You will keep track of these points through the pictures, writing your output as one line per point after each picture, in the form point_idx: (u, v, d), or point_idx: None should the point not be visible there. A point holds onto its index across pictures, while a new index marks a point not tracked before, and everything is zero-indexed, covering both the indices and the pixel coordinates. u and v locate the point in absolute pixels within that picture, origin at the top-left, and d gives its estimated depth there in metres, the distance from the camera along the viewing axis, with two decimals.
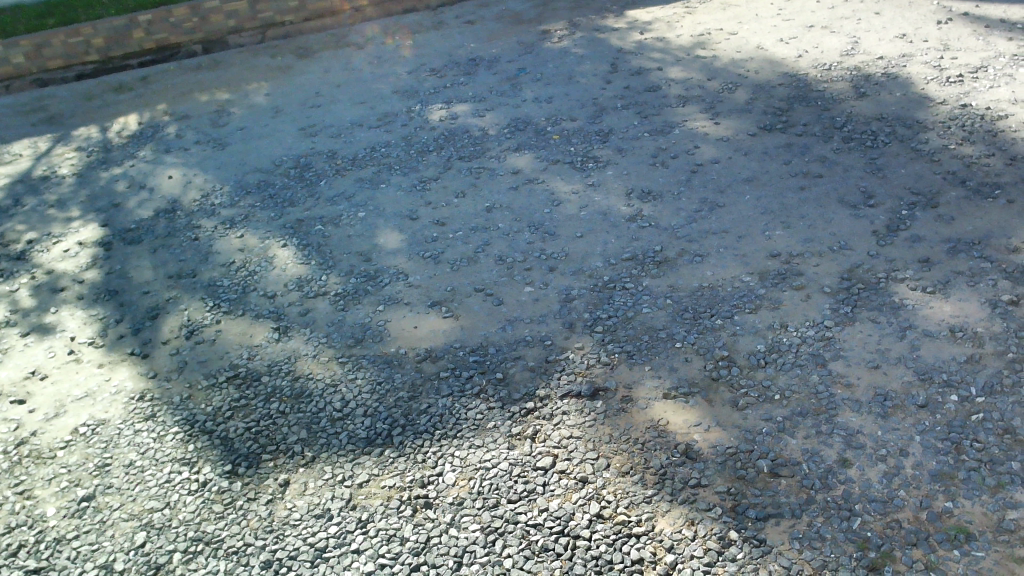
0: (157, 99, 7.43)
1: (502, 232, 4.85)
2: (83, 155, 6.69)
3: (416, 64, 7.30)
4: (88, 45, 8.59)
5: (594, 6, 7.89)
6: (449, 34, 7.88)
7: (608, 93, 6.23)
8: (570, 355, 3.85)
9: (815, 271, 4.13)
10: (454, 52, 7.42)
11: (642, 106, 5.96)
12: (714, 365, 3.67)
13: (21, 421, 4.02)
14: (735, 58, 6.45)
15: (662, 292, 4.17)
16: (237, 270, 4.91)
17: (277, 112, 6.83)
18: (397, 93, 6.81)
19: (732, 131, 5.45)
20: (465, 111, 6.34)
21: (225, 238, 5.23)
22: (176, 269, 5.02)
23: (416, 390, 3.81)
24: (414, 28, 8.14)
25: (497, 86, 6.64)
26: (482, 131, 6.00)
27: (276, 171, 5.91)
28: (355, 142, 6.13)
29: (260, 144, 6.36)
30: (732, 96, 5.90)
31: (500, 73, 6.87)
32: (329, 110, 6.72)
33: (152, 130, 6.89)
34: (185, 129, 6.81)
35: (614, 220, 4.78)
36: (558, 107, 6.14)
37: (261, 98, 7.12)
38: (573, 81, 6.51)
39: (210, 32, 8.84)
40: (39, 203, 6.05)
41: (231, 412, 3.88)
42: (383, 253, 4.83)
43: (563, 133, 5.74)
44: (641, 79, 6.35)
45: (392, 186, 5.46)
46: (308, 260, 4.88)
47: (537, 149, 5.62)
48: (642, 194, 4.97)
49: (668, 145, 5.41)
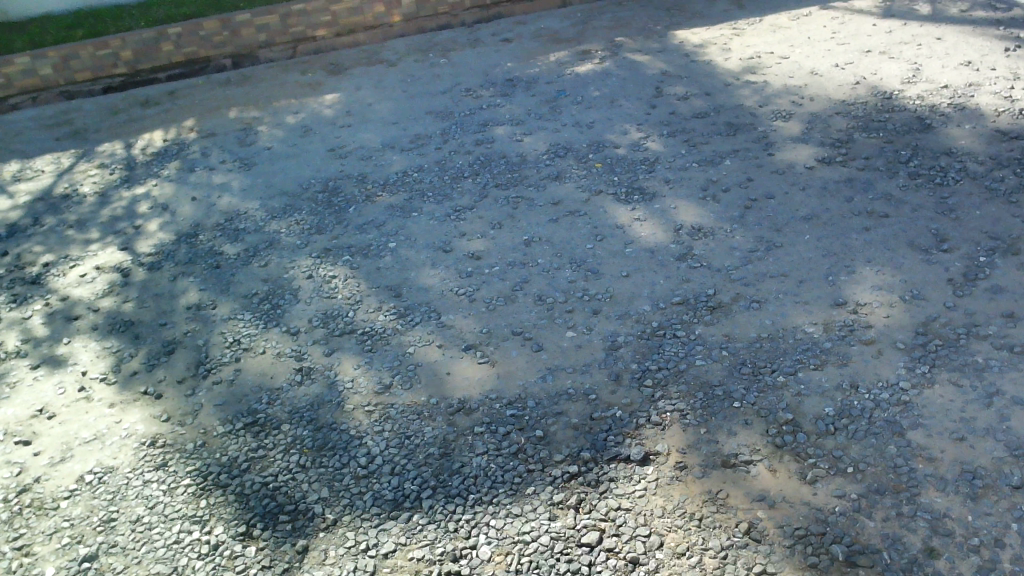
0: (183, 115, 7.21)
1: (542, 268, 4.54)
2: (106, 173, 6.48)
3: (451, 83, 7.03)
4: (116, 57, 8.48)
5: (636, 26, 7.58)
6: (486, 52, 7.60)
7: (653, 118, 5.92)
8: (618, 412, 3.53)
9: (886, 324, 3.77)
10: (491, 71, 7.14)
11: (690, 133, 5.64)
12: (778, 430, 3.32)
13: (25, 466, 3.77)
14: (788, 84, 6.12)
15: (717, 342, 3.83)
16: (260, 303, 4.63)
17: (306, 131, 6.58)
18: (431, 114, 6.54)
19: (787, 163, 5.11)
20: (502, 135, 6.06)
21: (248, 266, 4.96)
22: (196, 299, 4.75)
23: (448, 447, 3.49)
24: (449, 45, 7.88)
25: (535, 109, 6.35)
26: (520, 157, 5.70)
27: (304, 194, 5.65)
28: (386, 166, 5.86)
29: (288, 165, 6.10)
30: (786, 125, 5.56)
31: (539, 95, 6.58)
32: (360, 130, 6.46)
33: (177, 148, 6.67)
34: (211, 148, 6.57)
35: (662, 259, 4.46)
36: (600, 132, 5.84)
37: (290, 116, 6.88)
38: (615, 105, 6.20)
39: (239, 46, 8.65)
40: (58, 223, 5.84)
41: (247, 464, 3.59)
42: (414, 288, 4.53)
43: (606, 162, 5.44)
44: (688, 104, 6.04)
45: (424, 215, 5.17)
46: (335, 294, 4.59)
47: (578, 178, 5.31)
48: (692, 230, 4.64)
49: (719, 177, 5.08)
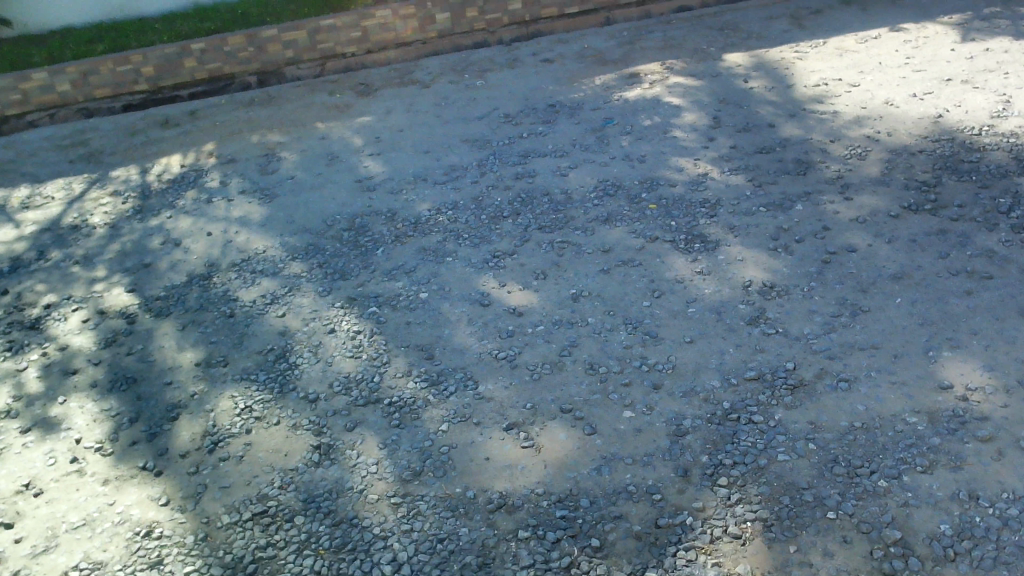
0: (203, 138, 6.79)
1: (592, 330, 4.02)
2: (118, 202, 6.05)
3: (489, 108, 6.54)
4: (137, 73, 8.11)
5: (688, 46, 7.05)
6: (525, 73, 7.10)
7: (711, 152, 5.38)
8: (689, 520, 2.99)
9: (1005, 416, 3.20)
10: (531, 95, 6.64)
11: (754, 171, 5.09)
12: (885, 553, 2.77)
13: (3, 556, 3.31)
14: (860, 117, 5.55)
15: (801, 432, 3.28)
16: (277, 361, 4.15)
17: (333, 160, 6.11)
18: (467, 142, 6.05)
19: (868, 210, 4.55)
20: (545, 168, 5.55)
21: (265, 316, 4.49)
22: (206, 354, 4.28)
23: (488, 557, 2.98)
24: (486, 65, 7.39)
25: (581, 139, 5.84)
26: (565, 195, 5.19)
27: (328, 232, 5.19)
28: (418, 201, 5.38)
29: (312, 198, 5.64)
30: (863, 165, 4.99)
31: (584, 123, 6.06)
32: (390, 160, 5.98)
33: (195, 175, 6.23)
34: (231, 176, 6.13)
35: (731, 323, 3.91)
36: (653, 168, 5.32)
37: (316, 142, 6.42)
38: (669, 136, 5.67)
39: (265, 63, 8.24)
40: (64, 258, 5.41)
41: (255, 566, 3.10)
42: (449, 350, 4.03)
43: (661, 203, 4.91)
44: (749, 137, 5.49)
45: (460, 261, 4.67)
46: (359, 353, 4.10)
47: (630, 222, 4.79)
48: (763, 288, 4.09)
49: (791, 225, 4.53)
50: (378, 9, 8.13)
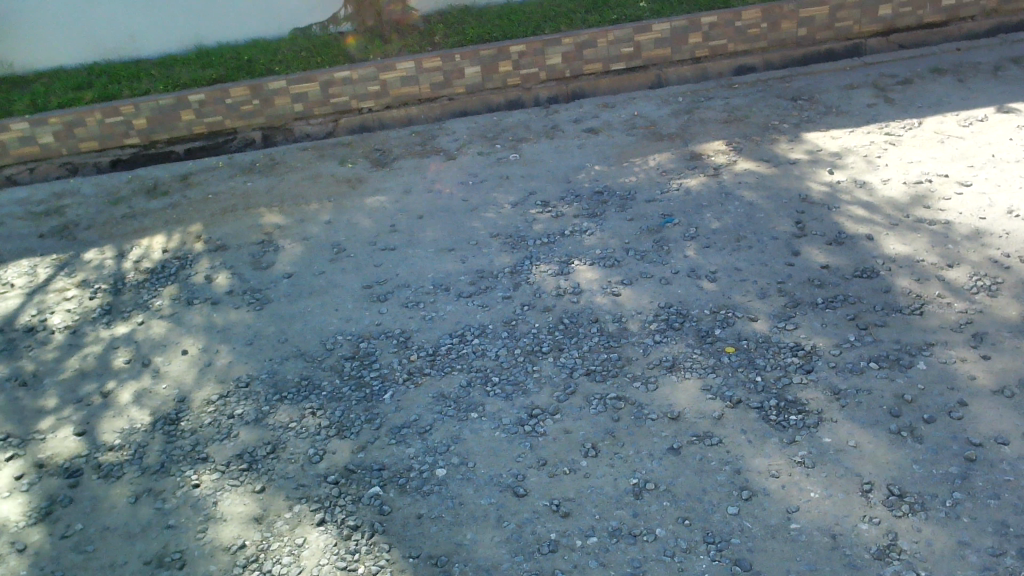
0: (192, 214, 5.88)
1: (663, 548, 3.03)
2: (85, 296, 5.15)
3: (524, 191, 5.60)
4: (128, 125, 7.30)
5: (756, 120, 6.09)
6: (567, 146, 6.16)
7: (797, 273, 4.40)
8: None
9: None
10: (573, 177, 5.70)
11: (854, 304, 4.11)
12: None
13: None
14: (980, 230, 4.55)
15: None
16: (247, 567, 3.19)
17: (339, 253, 5.18)
18: (498, 238, 5.11)
19: (1014, 375, 3.54)
20: (592, 282, 4.60)
21: (239, 490, 3.54)
22: (159, 546, 3.33)
23: None
24: (520, 133, 6.46)
25: (634, 242, 4.88)
26: (618, 324, 4.23)
27: (326, 361, 4.25)
28: (439, 321, 4.45)
29: (311, 308, 4.71)
30: (994, 303, 3.99)
31: (638, 219, 5.10)
32: (407, 258, 5.06)
33: (178, 265, 5.32)
34: (219, 269, 5.21)
35: (851, 554, 2.91)
36: (726, 292, 4.35)
37: (322, 228, 5.49)
38: (742, 245, 4.70)
39: (271, 117, 7.38)
40: (9, 375, 4.49)
41: None
42: (472, 568, 3.05)
43: (740, 347, 3.94)
44: (842, 252, 4.52)
45: (488, 419, 3.72)
46: (354, 564, 3.12)
47: (703, 373, 3.82)
48: (891, 498, 3.09)
49: (914, 393, 3.53)
50: (400, 60, 7.25)
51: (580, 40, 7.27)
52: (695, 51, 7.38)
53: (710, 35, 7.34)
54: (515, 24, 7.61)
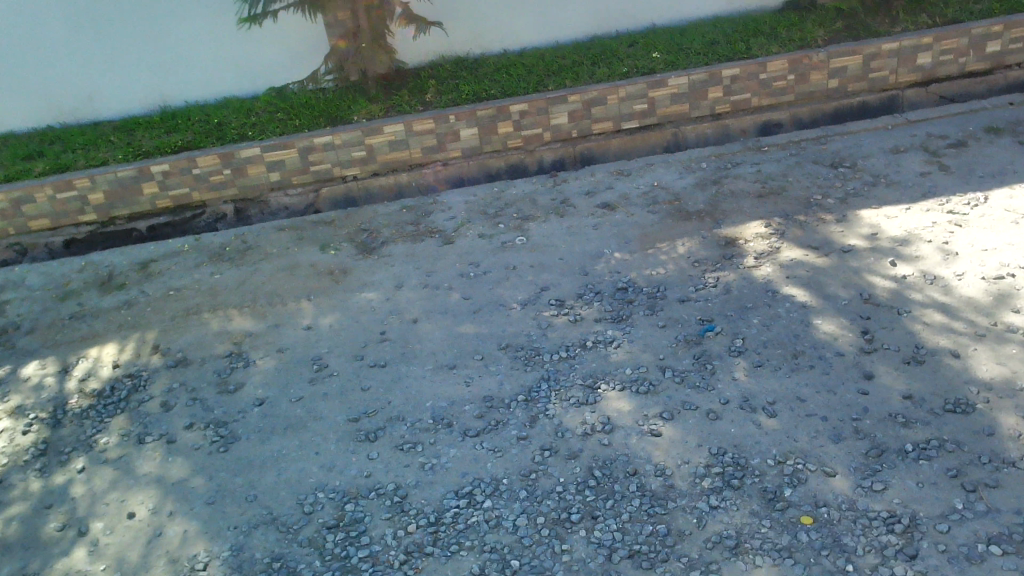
0: (150, 315, 5.09)
1: None
2: (17, 430, 4.33)
3: (536, 287, 4.84)
4: (83, 201, 6.51)
5: (795, 194, 5.36)
6: (581, 226, 5.41)
7: (874, 404, 3.64)
8: None
9: None
10: (591, 268, 4.94)
11: (953, 454, 3.34)
12: None
13: None
14: None
15: None
16: None
17: (321, 372, 4.39)
18: (508, 352, 4.34)
19: None
20: (624, 414, 3.82)
21: None
22: None
23: None
24: (526, 210, 5.71)
25: (671, 358, 4.12)
26: (662, 478, 3.45)
27: (304, 531, 3.45)
28: (441, 471, 3.66)
29: (286, 450, 3.91)
30: None
31: (672, 326, 4.34)
32: (401, 378, 4.27)
33: (130, 387, 4.52)
34: (178, 393, 4.41)
35: None
36: (790, 432, 3.57)
37: (300, 336, 4.70)
38: (801, 363, 3.94)
39: (245, 188, 6.61)
40: None
41: None
42: None
43: (820, 517, 3.16)
44: (925, 375, 3.75)
45: None
46: None
47: (778, 558, 3.03)
48: None
49: None
50: (387, 123, 6.50)
51: (589, 97, 6.55)
52: (715, 106, 6.66)
53: (731, 89, 6.62)
54: (515, 79, 6.90)
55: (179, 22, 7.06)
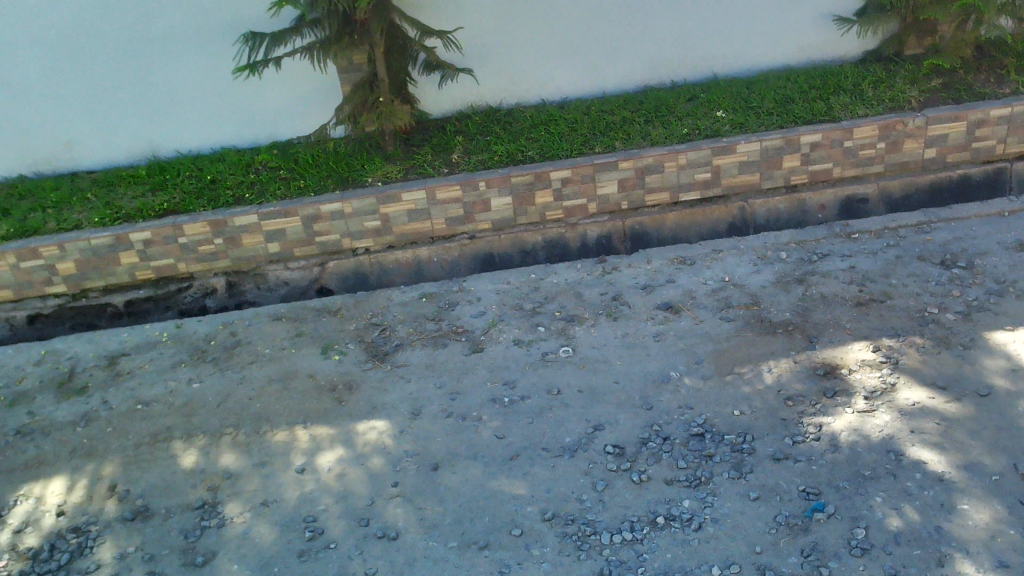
0: (111, 438, 4.14)
1: None
2: None
3: (588, 425, 3.88)
4: (51, 271, 5.59)
5: (904, 305, 4.37)
6: (639, 336, 4.45)
7: None
8: None
9: None
10: (656, 400, 3.98)
11: None
12: None
13: None
14: None
15: None
16: None
17: (315, 542, 3.42)
18: (556, 526, 3.37)
19: None
20: None
21: None
22: None
23: None
24: (571, 309, 4.76)
25: (772, 553, 3.13)
26: None
27: None
28: None
29: None
30: None
31: (769, 499, 3.36)
32: (417, 559, 3.29)
33: (74, 548, 3.54)
34: (132, 563, 3.45)
35: None
36: None
37: (291, 482, 3.74)
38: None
39: (239, 260, 5.68)
40: None
41: None
42: None
43: None
44: None
45: None
46: None
47: None
48: None
49: None
50: (406, 190, 5.56)
51: (643, 164, 5.60)
52: (790, 176, 5.69)
53: (810, 158, 5.65)
54: (557, 137, 5.95)
55: (171, 62, 6.14)
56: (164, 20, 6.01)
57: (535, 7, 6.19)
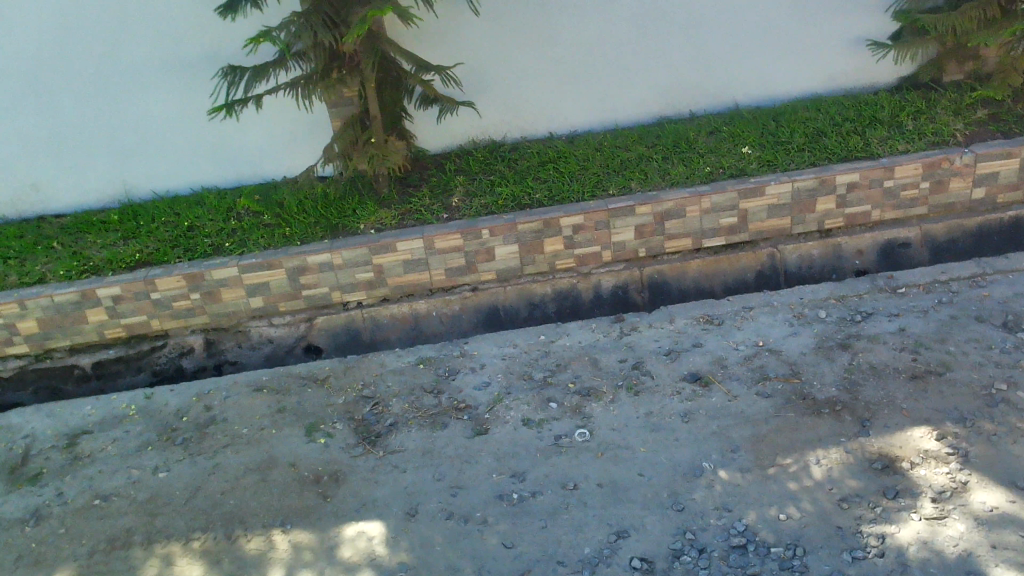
0: (63, 542, 3.62)
1: None
2: None
3: (610, 531, 3.33)
4: (11, 330, 5.08)
5: (967, 379, 3.84)
6: (665, 415, 3.92)
7: None
8: None
9: None
10: (688, 499, 3.44)
11: None
12: None
13: None
14: None
15: None
16: None
17: None
18: None
19: None
20: None
21: None
22: None
23: None
24: (586, 378, 4.24)
25: None
26: None
27: None
28: None
29: None
30: None
31: None
32: None
33: None
34: None
35: None
36: None
37: None
38: None
39: (218, 316, 5.17)
40: None
41: None
42: None
43: None
44: None
45: None
46: None
47: None
48: None
49: None
50: (402, 239, 5.05)
51: (662, 209, 5.08)
52: (824, 220, 5.18)
53: (846, 200, 5.13)
54: (567, 177, 5.43)
55: (146, 97, 5.65)
56: (136, 51, 5.51)
57: (542, 34, 5.69)
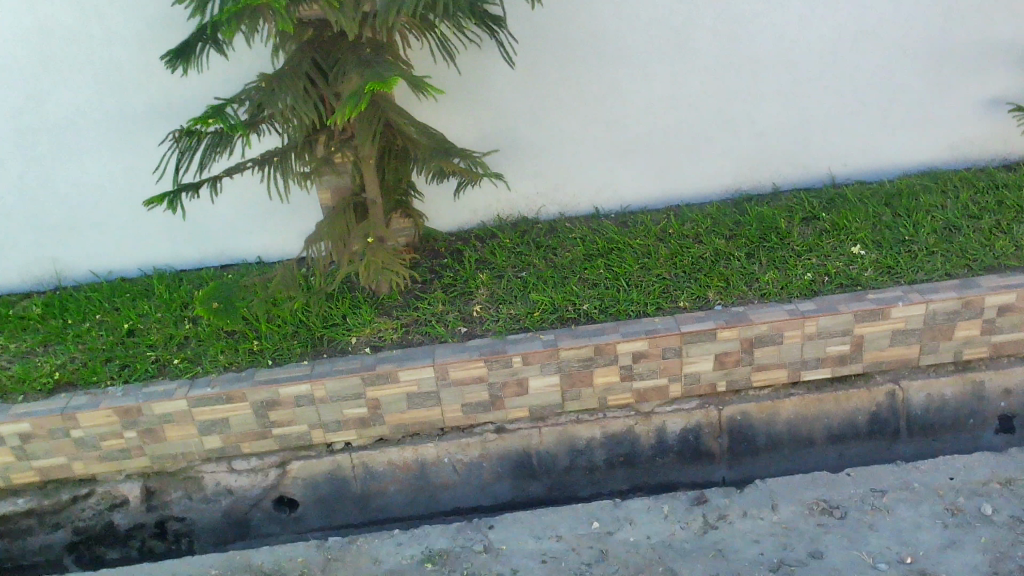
0: None
1: None
2: None
3: None
4: None
5: None
6: None
7: None
8: None
9: None
10: None
11: None
12: None
13: None
14: None
15: None
16: None
17: None
18: None
19: None
20: None
21: None
22: None
23: None
24: None
25: None
26: None
27: None
28: None
29: None
30: None
31: None
32: None
33: None
34: None
35: None
36: None
37: None
38: None
39: (162, 458, 3.91)
40: None
41: None
42: None
43: None
44: None
45: None
46: None
47: None
48: None
49: None
50: (407, 366, 3.79)
51: (753, 333, 3.82)
52: (964, 350, 3.92)
53: (996, 325, 3.87)
54: (622, 278, 4.17)
55: (81, 157, 4.39)
56: (65, 99, 4.23)
57: (590, 91, 4.45)
